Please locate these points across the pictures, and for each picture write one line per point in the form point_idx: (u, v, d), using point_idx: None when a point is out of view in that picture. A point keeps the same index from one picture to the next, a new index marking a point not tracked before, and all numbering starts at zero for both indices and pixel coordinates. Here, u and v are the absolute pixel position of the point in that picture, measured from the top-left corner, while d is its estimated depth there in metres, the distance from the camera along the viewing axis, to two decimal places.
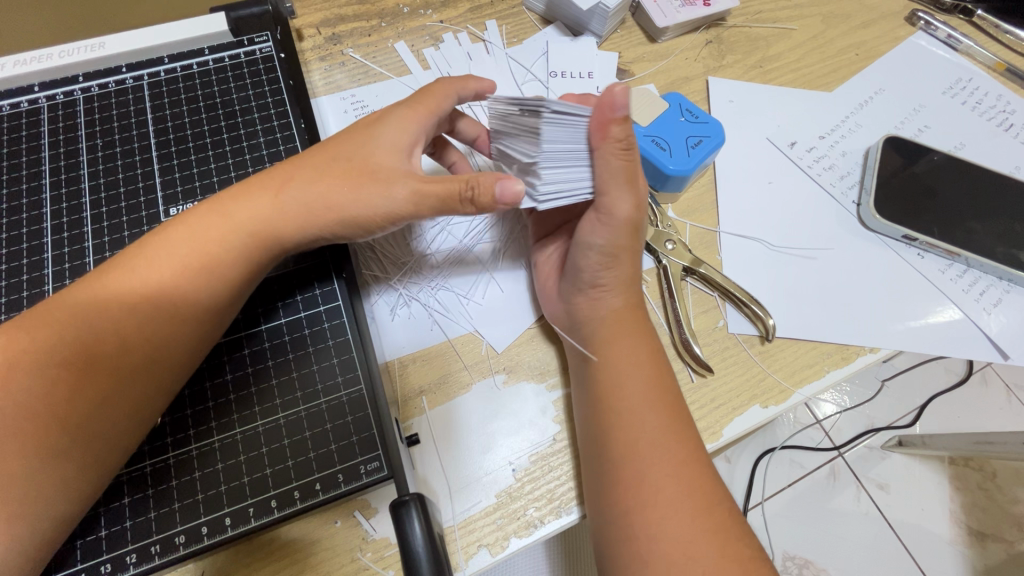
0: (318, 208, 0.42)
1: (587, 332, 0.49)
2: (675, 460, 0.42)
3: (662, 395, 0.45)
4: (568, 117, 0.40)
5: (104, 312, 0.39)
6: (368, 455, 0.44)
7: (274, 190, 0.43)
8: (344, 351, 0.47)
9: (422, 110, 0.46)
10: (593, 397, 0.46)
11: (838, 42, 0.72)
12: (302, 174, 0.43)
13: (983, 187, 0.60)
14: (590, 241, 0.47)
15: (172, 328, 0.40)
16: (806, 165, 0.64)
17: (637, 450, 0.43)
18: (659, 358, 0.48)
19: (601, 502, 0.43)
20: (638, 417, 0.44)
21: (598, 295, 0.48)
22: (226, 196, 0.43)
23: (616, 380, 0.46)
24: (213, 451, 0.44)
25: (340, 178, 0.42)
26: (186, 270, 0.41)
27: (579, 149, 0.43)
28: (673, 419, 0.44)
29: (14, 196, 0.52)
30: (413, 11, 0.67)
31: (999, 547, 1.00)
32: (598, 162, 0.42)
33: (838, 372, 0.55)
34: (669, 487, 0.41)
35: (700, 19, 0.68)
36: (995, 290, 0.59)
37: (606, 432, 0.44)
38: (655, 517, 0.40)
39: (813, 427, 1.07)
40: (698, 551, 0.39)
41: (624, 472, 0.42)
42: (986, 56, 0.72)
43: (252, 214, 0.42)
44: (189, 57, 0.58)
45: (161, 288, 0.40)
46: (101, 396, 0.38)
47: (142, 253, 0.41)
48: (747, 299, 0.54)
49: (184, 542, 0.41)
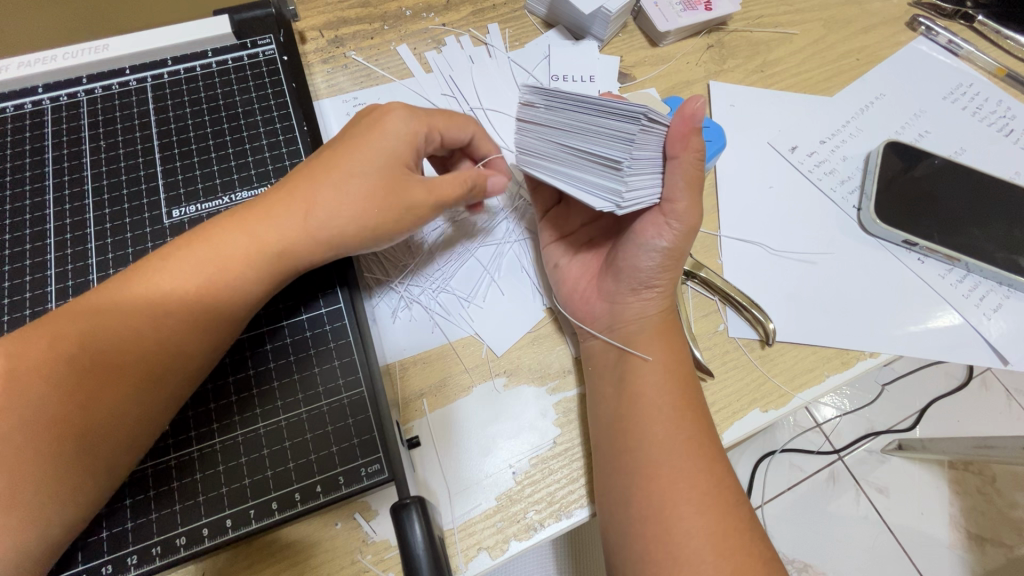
0: (341, 222, 0.44)
1: (631, 331, 0.49)
2: (689, 459, 0.43)
3: (676, 394, 0.45)
4: (656, 125, 0.42)
5: (122, 318, 0.39)
6: (368, 458, 0.44)
7: (301, 212, 0.43)
8: (345, 354, 0.48)
9: (424, 125, 0.47)
10: (623, 396, 0.46)
11: (839, 46, 0.72)
12: (324, 190, 0.44)
13: (983, 192, 0.60)
14: (647, 238, 0.47)
15: (199, 341, 0.41)
16: (807, 169, 0.64)
17: (648, 450, 0.43)
18: (687, 363, 0.48)
19: (617, 501, 0.43)
20: (654, 420, 0.44)
21: (649, 295, 0.49)
22: (251, 213, 0.43)
23: (636, 372, 0.47)
24: (215, 453, 0.44)
25: (352, 152, 0.45)
26: (235, 281, 0.42)
27: (655, 156, 0.45)
28: (686, 421, 0.44)
29: (18, 197, 0.52)
30: (416, 14, 0.68)
31: (998, 551, 1.00)
32: (673, 168, 0.44)
33: (838, 377, 0.55)
34: (679, 483, 0.42)
35: (701, 24, 0.69)
36: (995, 295, 0.59)
37: (631, 426, 0.45)
38: (665, 512, 0.41)
39: (814, 431, 1.07)
40: (703, 542, 0.40)
41: (637, 470, 0.43)
42: (987, 62, 0.72)
43: (281, 236, 0.43)
44: (193, 59, 0.58)
45: (193, 299, 0.41)
46: (99, 397, 0.37)
47: (170, 262, 0.41)
48: (748, 303, 0.54)
49: (185, 544, 0.41)
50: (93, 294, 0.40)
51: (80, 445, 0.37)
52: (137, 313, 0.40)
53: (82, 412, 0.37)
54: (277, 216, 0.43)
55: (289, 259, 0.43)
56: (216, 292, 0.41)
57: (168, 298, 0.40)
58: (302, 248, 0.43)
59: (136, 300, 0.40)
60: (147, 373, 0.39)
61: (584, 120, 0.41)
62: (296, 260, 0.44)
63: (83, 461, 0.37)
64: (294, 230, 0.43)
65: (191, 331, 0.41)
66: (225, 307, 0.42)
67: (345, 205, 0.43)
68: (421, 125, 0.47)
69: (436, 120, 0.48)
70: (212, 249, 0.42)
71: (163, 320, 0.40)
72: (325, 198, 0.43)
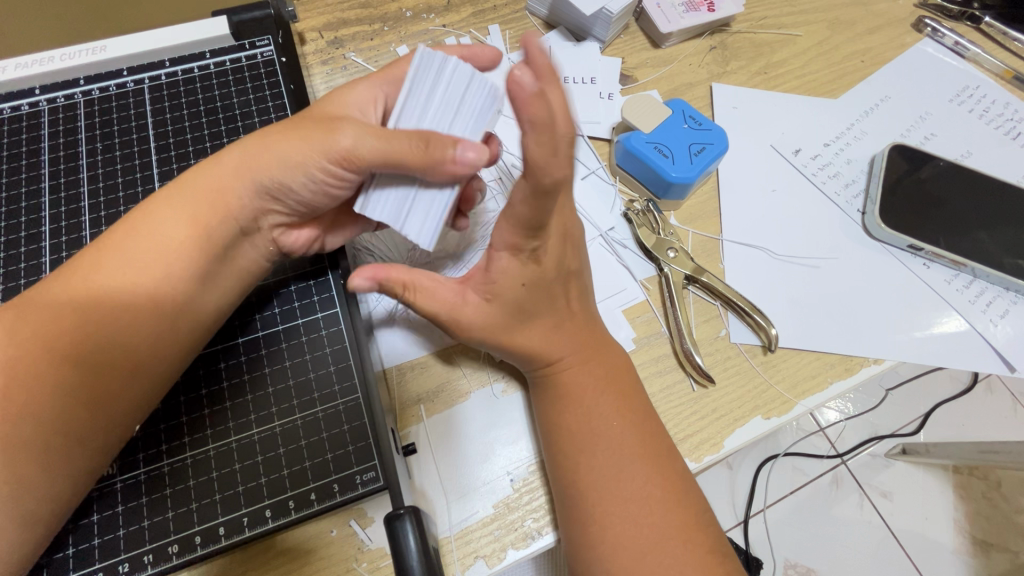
0: (261, 162, 0.41)
1: (560, 367, 0.46)
2: (632, 496, 0.41)
3: (625, 427, 0.43)
4: (379, 197, 0.39)
5: (101, 294, 0.38)
6: (364, 465, 0.44)
7: (219, 162, 0.42)
8: (341, 359, 0.47)
9: (380, 80, 0.45)
10: (561, 434, 0.44)
11: (844, 47, 0.71)
12: (247, 141, 0.42)
13: (989, 196, 0.59)
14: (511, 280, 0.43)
15: (141, 312, 0.38)
16: (811, 172, 0.64)
17: (588, 489, 0.41)
18: (637, 394, 0.46)
19: (569, 536, 0.42)
20: (594, 457, 0.42)
21: (552, 335, 0.46)
22: (179, 182, 0.42)
23: (560, 370, 0.46)
24: (208, 459, 0.43)
25: (289, 122, 0.43)
26: (182, 235, 0.40)
27: (400, 215, 0.39)
28: (634, 453, 0.42)
29: (12, 200, 0.51)
30: (416, 15, 0.67)
31: (1004, 557, 0.99)
32: (415, 224, 0.38)
33: (842, 383, 0.54)
34: (621, 523, 0.40)
35: (703, 25, 0.68)
36: (1001, 300, 0.59)
37: (570, 465, 0.43)
38: (608, 554, 0.40)
39: (818, 435, 1.06)
40: (647, 542, 0.39)
41: (580, 509, 0.41)
42: (994, 64, 0.71)
43: (207, 187, 0.41)
44: (190, 61, 0.58)
45: (134, 277, 0.38)
46: (88, 393, 0.37)
47: (101, 256, 0.39)
48: (749, 309, 0.53)
49: (178, 552, 0.41)
50: (68, 276, 0.38)
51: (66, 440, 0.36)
52: (99, 273, 0.38)
53: (76, 408, 0.36)
54: (197, 174, 0.42)
55: (214, 206, 0.41)
56: (164, 246, 0.40)
57: (112, 280, 0.38)
58: (236, 184, 0.41)
59: (93, 265, 0.38)
60: (114, 365, 0.38)
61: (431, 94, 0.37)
62: (232, 200, 0.41)
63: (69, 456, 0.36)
64: (214, 176, 0.41)
65: (135, 305, 0.38)
66: (158, 277, 0.39)
67: (274, 142, 0.41)
68: (380, 82, 0.45)
69: (400, 70, 0.45)
70: (142, 226, 0.40)
71: (126, 292, 0.38)
72: (246, 151, 0.42)
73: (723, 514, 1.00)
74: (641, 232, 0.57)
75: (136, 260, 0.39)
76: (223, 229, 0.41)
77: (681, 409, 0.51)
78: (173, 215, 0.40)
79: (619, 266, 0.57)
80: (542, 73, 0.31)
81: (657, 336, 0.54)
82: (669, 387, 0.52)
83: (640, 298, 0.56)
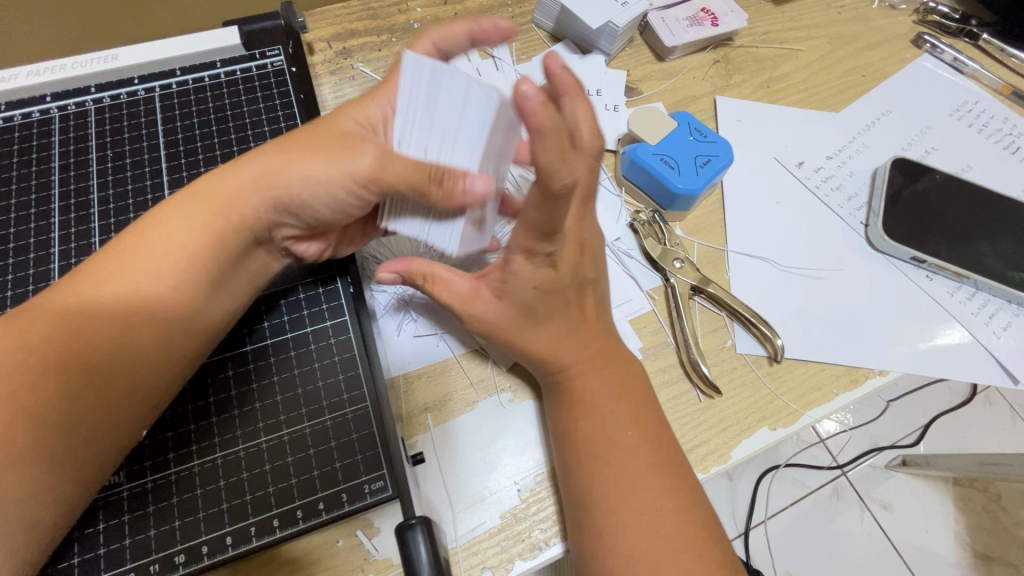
0: (277, 179, 0.41)
1: (571, 376, 0.46)
2: (645, 508, 0.41)
3: (639, 438, 0.43)
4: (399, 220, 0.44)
5: (105, 303, 0.38)
6: (372, 475, 0.44)
7: (237, 168, 0.42)
8: (350, 368, 0.47)
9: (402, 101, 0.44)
10: (575, 443, 0.44)
11: (845, 62, 0.72)
12: (267, 152, 0.42)
13: (990, 209, 0.60)
14: (520, 287, 0.43)
15: (146, 323, 0.38)
16: (814, 185, 0.64)
17: (602, 498, 0.41)
18: (649, 405, 0.46)
19: (582, 549, 0.42)
20: (608, 467, 0.42)
21: (563, 344, 0.46)
22: (195, 186, 0.42)
23: (573, 379, 0.46)
24: (216, 468, 0.43)
25: (310, 137, 0.42)
26: (195, 238, 0.40)
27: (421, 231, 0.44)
28: (648, 463, 0.42)
29: (22, 206, 0.51)
30: (423, 27, 0.68)
31: (1004, 570, 0.98)
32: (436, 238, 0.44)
33: (847, 395, 0.54)
34: (635, 534, 0.40)
35: (707, 39, 0.69)
36: (1004, 313, 0.59)
37: (584, 475, 0.43)
38: (620, 565, 0.39)
39: (818, 446, 1.06)
40: (660, 555, 0.39)
41: (593, 519, 0.41)
42: (993, 79, 0.72)
43: (223, 201, 0.41)
44: (201, 70, 0.58)
45: (139, 287, 0.38)
46: (96, 397, 0.37)
47: (110, 263, 0.39)
48: (755, 319, 0.54)
49: (184, 562, 0.41)
50: (77, 278, 0.38)
51: (72, 442, 0.36)
52: (106, 281, 0.38)
53: (84, 411, 0.36)
54: (215, 182, 0.42)
55: (227, 219, 0.41)
56: (171, 254, 0.39)
57: (115, 288, 0.38)
58: (250, 196, 0.41)
59: (103, 274, 0.38)
60: (120, 368, 0.37)
61: (432, 108, 0.37)
62: (246, 212, 0.41)
63: (74, 461, 0.36)
64: (231, 186, 0.41)
65: (141, 315, 0.38)
66: (161, 287, 0.39)
67: (299, 160, 0.41)
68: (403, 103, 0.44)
69: None
70: (156, 231, 0.40)
71: (131, 303, 0.38)
72: (264, 165, 0.41)
73: (724, 524, 1.00)
74: (648, 243, 0.58)
75: (149, 259, 0.39)
76: (236, 240, 0.42)
77: (687, 419, 0.51)
78: (185, 226, 0.40)
79: (625, 277, 0.58)
80: (564, 89, 0.31)
81: (664, 346, 0.55)
82: (675, 397, 0.52)
83: (647, 308, 0.56)
